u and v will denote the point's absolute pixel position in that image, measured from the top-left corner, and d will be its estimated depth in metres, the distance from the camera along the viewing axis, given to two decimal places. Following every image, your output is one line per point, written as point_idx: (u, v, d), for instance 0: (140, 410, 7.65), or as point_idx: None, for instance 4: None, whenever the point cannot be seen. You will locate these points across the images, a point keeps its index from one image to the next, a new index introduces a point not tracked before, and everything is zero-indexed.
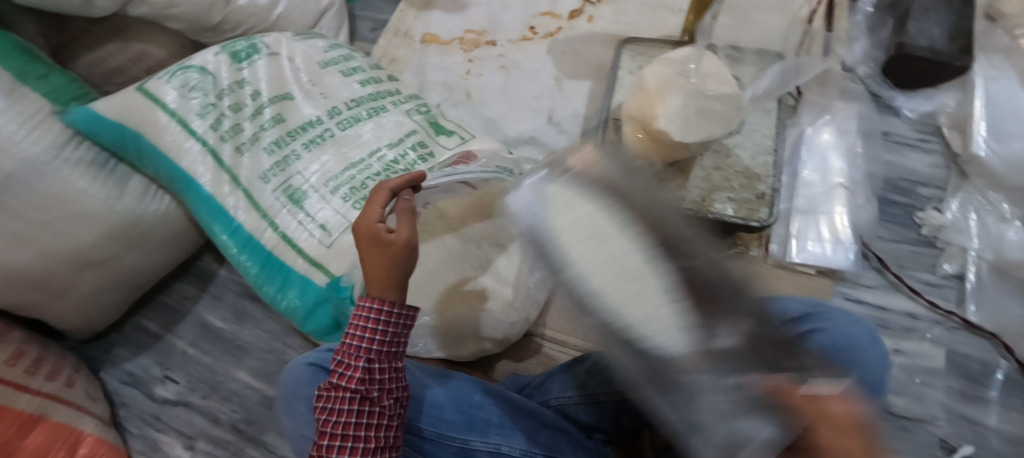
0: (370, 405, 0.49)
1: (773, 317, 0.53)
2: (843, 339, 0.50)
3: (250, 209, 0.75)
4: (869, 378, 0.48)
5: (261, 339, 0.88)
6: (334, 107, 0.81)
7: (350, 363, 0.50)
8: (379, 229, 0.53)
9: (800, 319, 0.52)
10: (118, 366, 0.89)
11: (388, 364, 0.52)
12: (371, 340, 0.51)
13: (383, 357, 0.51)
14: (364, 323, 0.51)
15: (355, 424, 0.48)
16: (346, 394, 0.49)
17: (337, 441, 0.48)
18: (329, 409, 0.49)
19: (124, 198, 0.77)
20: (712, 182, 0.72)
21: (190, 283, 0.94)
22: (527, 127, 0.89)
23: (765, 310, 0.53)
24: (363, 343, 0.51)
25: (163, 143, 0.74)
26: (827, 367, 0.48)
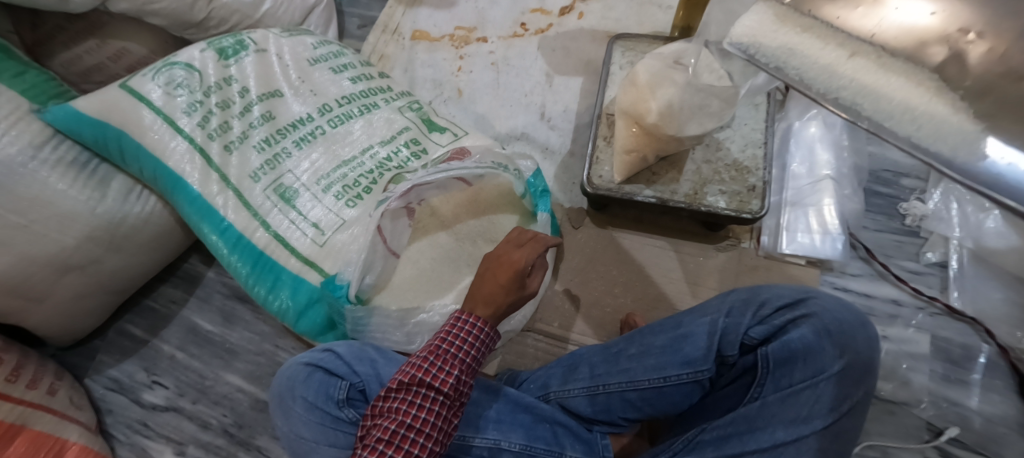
0: (446, 410, 0.52)
1: (766, 304, 0.53)
2: (834, 324, 0.51)
3: (240, 209, 0.73)
4: (857, 362, 0.49)
5: (251, 342, 0.86)
6: (324, 104, 0.81)
7: (442, 366, 0.52)
8: (523, 267, 0.58)
9: (792, 305, 0.53)
10: (102, 373, 0.86)
11: (469, 378, 0.55)
12: (465, 351, 0.54)
13: (469, 371, 0.54)
14: (466, 334, 0.55)
15: (431, 422, 0.50)
16: (427, 391, 0.51)
17: (410, 432, 0.49)
18: (410, 401, 0.51)
19: (106, 200, 0.75)
20: (702, 175, 0.72)
21: (176, 286, 0.91)
22: (518, 124, 0.89)
23: (757, 298, 0.54)
24: (458, 352, 0.54)
25: (147, 142, 0.72)
26: (818, 351, 0.50)
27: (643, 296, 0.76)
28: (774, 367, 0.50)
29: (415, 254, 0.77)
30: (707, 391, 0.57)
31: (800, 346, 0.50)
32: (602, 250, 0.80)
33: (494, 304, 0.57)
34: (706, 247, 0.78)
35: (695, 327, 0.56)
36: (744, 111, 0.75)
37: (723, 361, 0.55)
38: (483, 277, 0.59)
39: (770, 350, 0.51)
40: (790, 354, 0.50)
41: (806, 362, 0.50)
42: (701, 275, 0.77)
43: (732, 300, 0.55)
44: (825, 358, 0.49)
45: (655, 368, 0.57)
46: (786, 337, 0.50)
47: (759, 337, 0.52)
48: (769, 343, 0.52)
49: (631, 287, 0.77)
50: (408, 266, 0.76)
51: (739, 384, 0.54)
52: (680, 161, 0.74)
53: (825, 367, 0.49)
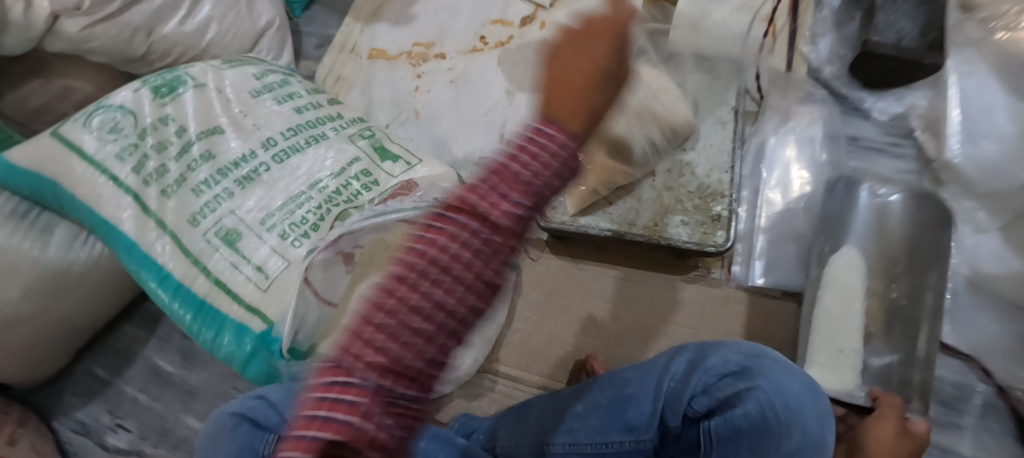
0: (464, 259, 0.28)
1: (710, 370, 0.49)
2: (780, 398, 0.46)
3: (179, 255, 0.71)
4: (806, 442, 0.44)
5: (212, 382, 0.85)
6: (268, 138, 0.77)
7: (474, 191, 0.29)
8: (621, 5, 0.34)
9: (737, 375, 0.48)
10: (69, 415, 0.86)
11: (494, 257, 0.29)
12: (529, 179, 0.29)
13: (529, 208, 0.29)
14: (547, 157, 0.29)
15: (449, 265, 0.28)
16: (480, 225, 0.28)
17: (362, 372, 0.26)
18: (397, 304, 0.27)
19: (49, 248, 0.73)
20: (663, 204, 0.67)
21: (139, 325, 0.90)
22: (477, 146, 0.84)
23: (703, 364, 0.50)
24: (521, 185, 0.28)
25: (81, 191, 0.70)
26: (764, 432, 0.45)
27: (606, 331, 0.72)
28: (716, 447, 0.47)
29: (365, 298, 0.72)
30: None
31: (744, 424, 0.46)
32: (561, 283, 0.75)
33: (588, 109, 0.31)
34: (674, 279, 0.72)
35: (641, 389, 0.51)
36: (710, 130, 0.69)
37: (667, 431, 0.52)
38: (550, 75, 0.33)
39: (713, 427, 0.48)
40: (732, 431, 0.46)
41: (751, 444, 0.45)
42: (667, 309, 0.71)
43: (679, 363, 0.51)
44: (772, 441, 0.45)
45: (597, 431, 0.53)
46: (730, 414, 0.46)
47: (702, 409, 0.49)
48: (714, 417, 0.48)
49: (594, 322, 0.72)
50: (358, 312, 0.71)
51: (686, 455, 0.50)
52: (638, 189, 0.68)
53: (770, 448, 0.45)
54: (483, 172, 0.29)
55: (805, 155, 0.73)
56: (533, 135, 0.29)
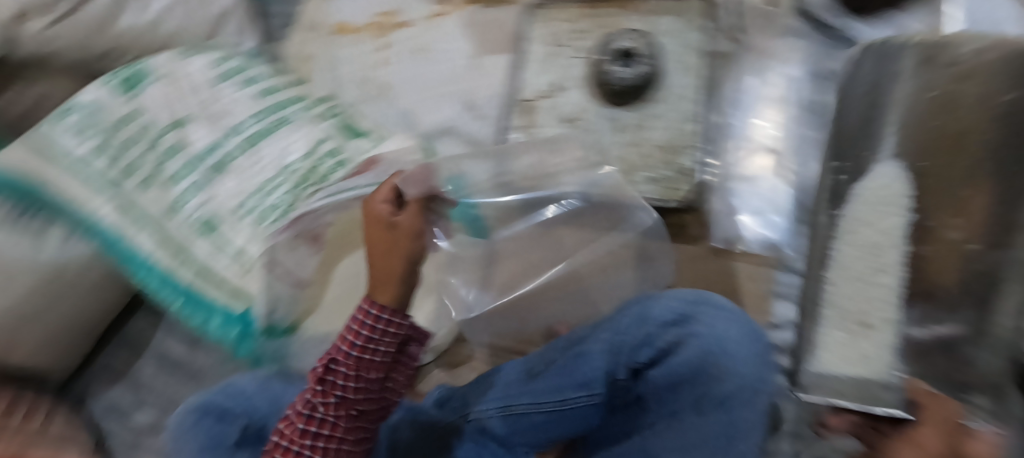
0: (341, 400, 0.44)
1: (654, 320, 0.49)
2: (718, 344, 0.45)
3: (161, 245, 0.75)
4: (743, 382, 0.43)
5: (216, 364, 0.90)
6: (235, 126, 0.79)
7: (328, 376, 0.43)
8: (382, 210, 0.50)
9: (678, 323, 0.48)
10: (98, 398, 0.94)
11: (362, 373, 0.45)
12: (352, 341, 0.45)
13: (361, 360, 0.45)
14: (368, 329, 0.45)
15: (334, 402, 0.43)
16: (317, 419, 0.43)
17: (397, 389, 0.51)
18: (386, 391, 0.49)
19: (44, 247, 0.77)
20: (629, 161, 0.63)
21: (147, 315, 0.97)
22: (444, 117, 0.82)
23: (644, 314, 0.50)
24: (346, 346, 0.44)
25: (68, 191, 0.76)
26: (704, 374, 0.44)
27: (581, 297, 0.71)
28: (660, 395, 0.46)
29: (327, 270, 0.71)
30: (607, 416, 0.51)
31: (686, 369, 0.45)
32: (531, 250, 0.72)
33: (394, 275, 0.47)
34: (648, 237, 0.70)
35: (592, 345, 0.50)
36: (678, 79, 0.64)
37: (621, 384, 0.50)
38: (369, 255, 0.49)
39: (654, 376, 0.46)
40: (675, 378, 0.45)
41: (690, 387, 0.45)
42: (636, 268, 0.70)
43: (619, 320, 0.51)
44: (705, 383, 0.44)
45: (552, 390, 0.51)
46: (673, 361, 0.45)
47: (647, 359, 0.48)
48: (657, 366, 0.47)
49: (568, 288, 0.71)
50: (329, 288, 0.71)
51: (636, 410, 0.49)
52: (601, 147, 0.65)
53: (707, 389, 0.44)
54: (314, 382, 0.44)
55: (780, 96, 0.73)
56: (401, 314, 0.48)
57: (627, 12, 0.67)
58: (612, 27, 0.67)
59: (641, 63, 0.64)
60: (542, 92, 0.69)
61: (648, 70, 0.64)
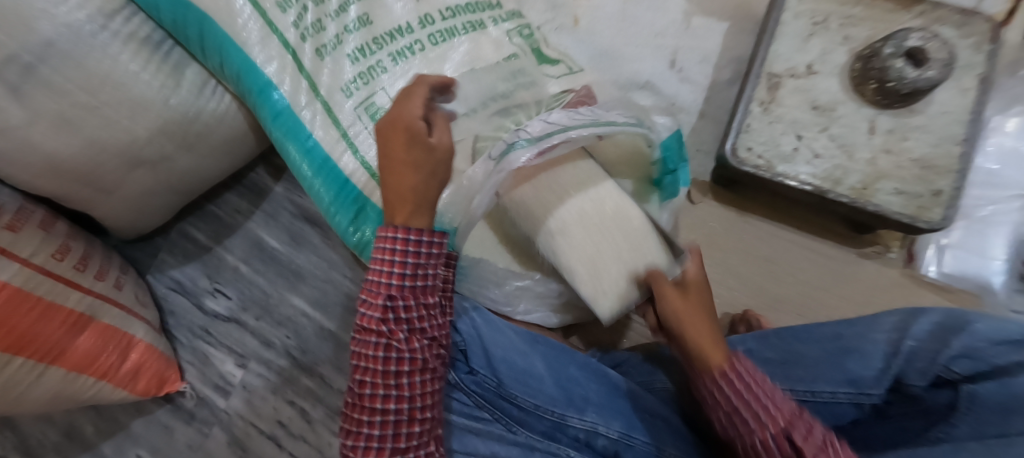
0: (401, 316, 0.48)
1: (978, 335, 0.46)
2: None
3: (328, 125, 0.68)
4: None
5: (318, 266, 0.80)
6: (426, 15, 0.67)
7: (371, 302, 0.48)
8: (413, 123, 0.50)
9: (1017, 345, 0.44)
10: (165, 272, 0.83)
11: (417, 300, 0.50)
12: (391, 276, 0.48)
13: (406, 293, 0.49)
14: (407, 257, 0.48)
15: (393, 320, 0.48)
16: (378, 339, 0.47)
17: (395, 355, 0.47)
18: (374, 345, 0.47)
19: (180, 90, 0.68)
20: (879, 167, 0.60)
21: (241, 196, 0.84)
22: (643, 69, 0.75)
23: (966, 326, 0.47)
24: (384, 280, 0.48)
25: (235, 35, 0.66)
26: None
27: (763, 294, 0.67)
28: (980, 410, 0.43)
29: (575, 200, 0.56)
30: (868, 416, 0.50)
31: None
32: (720, 233, 0.69)
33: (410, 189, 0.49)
34: (847, 251, 0.67)
35: (863, 344, 0.51)
36: (948, 95, 0.60)
37: (902, 390, 0.49)
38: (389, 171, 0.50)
39: (982, 391, 0.43)
40: (1011, 400, 0.41)
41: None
42: (841, 283, 0.66)
43: (923, 324, 0.49)
44: None
45: (803, 380, 0.52)
46: (1010, 379, 0.42)
47: (964, 372, 0.45)
48: (980, 381, 0.44)
49: (753, 283, 0.67)
50: (582, 242, 0.55)
51: (922, 418, 0.46)
52: (852, 146, 0.61)
53: None
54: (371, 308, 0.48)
55: None
56: (388, 245, 0.48)
57: (907, 10, 0.63)
58: (888, 23, 0.63)
59: (940, 64, 0.56)
60: (792, 70, 0.64)
61: (941, 73, 0.56)
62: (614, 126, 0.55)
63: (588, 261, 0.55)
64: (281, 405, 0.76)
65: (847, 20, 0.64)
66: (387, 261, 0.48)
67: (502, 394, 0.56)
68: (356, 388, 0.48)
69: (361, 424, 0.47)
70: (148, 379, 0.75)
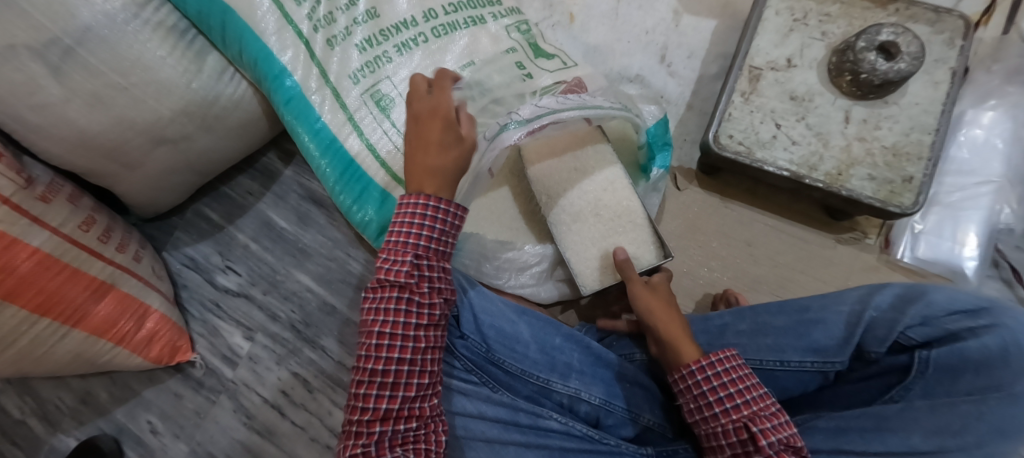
0: (426, 276, 0.51)
1: (935, 305, 0.48)
2: None
3: (335, 110, 0.72)
4: None
5: (324, 246, 0.86)
6: (430, 9, 0.71)
7: (396, 260, 0.51)
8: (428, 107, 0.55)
9: (972, 314, 0.48)
10: (179, 249, 0.88)
11: (439, 262, 0.53)
12: (418, 237, 0.51)
13: (432, 254, 0.52)
14: (435, 220, 0.51)
15: (416, 278, 0.51)
16: (402, 294, 0.50)
17: (414, 310, 0.50)
18: (397, 299, 0.50)
19: (202, 75, 0.73)
20: (851, 154, 0.64)
21: (253, 179, 0.90)
22: (633, 63, 0.80)
23: (923, 297, 0.49)
24: (410, 240, 0.51)
25: (253, 25, 0.70)
26: (996, 367, 0.44)
27: (742, 274, 0.72)
28: (931, 372, 0.46)
29: (580, 189, 0.64)
30: (830, 382, 0.54)
31: (976, 357, 0.45)
32: (703, 217, 0.74)
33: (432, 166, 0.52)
34: (823, 235, 0.72)
35: (828, 315, 0.54)
36: (920, 87, 0.64)
37: (861, 356, 0.52)
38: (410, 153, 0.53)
39: (934, 356, 0.46)
40: (960, 363, 0.45)
41: (976, 374, 0.44)
42: (815, 265, 0.71)
43: (885, 296, 0.51)
44: (1010, 372, 0.43)
45: (772, 349, 0.55)
46: (960, 344, 0.45)
47: (920, 338, 0.48)
48: (933, 347, 0.47)
49: (730, 264, 0.72)
50: (585, 234, 0.64)
51: (879, 381, 0.50)
52: (827, 134, 0.65)
53: (1003, 384, 0.43)
54: (397, 265, 0.51)
55: (1007, 129, 0.67)
56: (421, 209, 0.51)
57: (882, 8, 0.66)
58: (864, 20, 0.66)
59: (910, 57, 0.59)
60: (773, 64, 0.67)
61: (911, 67, 0.59)
62: (600, 110, 0.58)
63: (589, 255, 0.63)
64: (285, 375, 0.82)
65: (825, 17, 0.67)
66: (416, 224, 0.51)
67: (490, 358, 0.59)
68: (372, 339, 0.50)
69: (373, 373, 0.49)
70: (162, 346, 0.79)
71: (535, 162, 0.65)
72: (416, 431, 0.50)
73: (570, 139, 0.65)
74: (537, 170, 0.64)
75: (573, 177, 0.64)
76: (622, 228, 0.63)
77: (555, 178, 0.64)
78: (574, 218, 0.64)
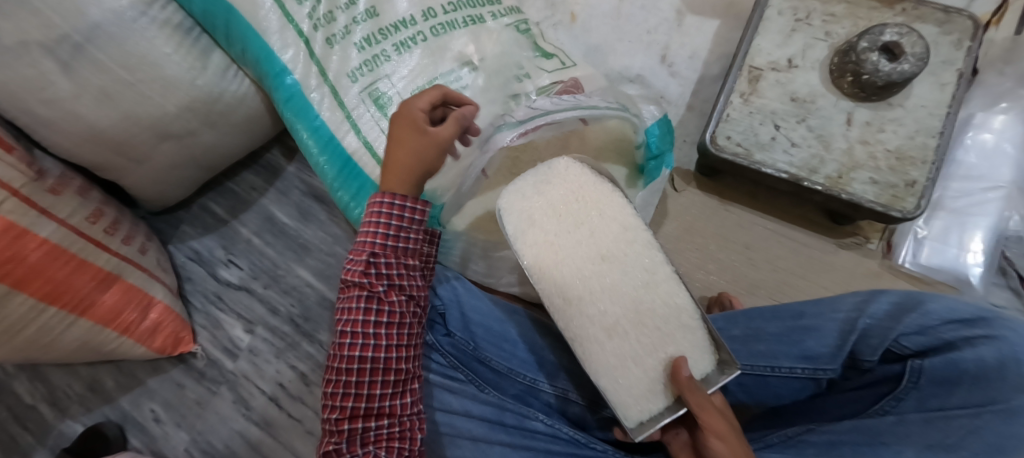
0: (383, 275, 0.52)
1: (931, 314, 0.47)
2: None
3: (335, 108, 0.73)
4: None
5: (325, 241, 0.87)
6: (429, 8, 0.71)
7: (356, 260, 0.52)
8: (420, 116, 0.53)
9: (970, 323, 0.46)
10: (185, 242, 0.90)
11: (399, 260, 0.53)
12: (378, 236, 0.52)
13: (390, 252, 0.52)
14: (396, 217, 0.52)
15: (374, 277, 0.51)
16: (363, 295, 0.51)
17: (375, 306, 0.51)
18: (358, 297, 0.51)
19: (206, 72, 0.74)
20: (853, 158, 0.62)
21: (258, 175, 0.91)
22: (634, 64, 0.79)
23: (920, 306, 0.48)
24: (371, 240, 0.52)
25: (255, 23, 0.71)
26: (992, 380, 0.42)
27: (739, 278, 0.71)
28: (926, 383, 0.45)
29: (614, 291, 0.48)
30: (823, 390, 0.53)
31: (971, 368, 0.43)
32: (701, 220, 0.73)
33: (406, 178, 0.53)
34: (825, 240, 0.70)
35: (821, 321, 0.53)
36: (926, 90, 0.62)
37: (854, 365, 0.51)
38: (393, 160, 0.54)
39: (928, 364, 0.45)
40: (955, 373, 0.44)
41: (973, 386, 0.43)
42: (815, 270, 0.70)
43: (880, 303, 0.50)
44: (1007, 387, 0.42)
45: (764, 355, 0.55)
46: (955, 355, 0.44)
47: (914, 347, 0.47)
48: (929, 356, 0.46)
49: (727, 267, 0.71)
50: (626, 351, 0.47)
51: (870, 391, 0.49)
52: (828, 136, 0.63)
53: (998, 397, 0.42)
54: (354, 268, 0.52)
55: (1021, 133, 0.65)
56: (384, 209, 0.52)
57: (889, 8, 0.64)
58: (869, 20, 0.65)
59: (915, 58, 0.57)
60: (774, 64, 0.66)
61: (916, 68, 0.57)
62: (594, 110, 0.57)
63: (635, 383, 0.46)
64: (284, 369, 0.83)
65: (829, 17, 0.66)
66: (375, 223, 0.52)
67: (476, 356, 0.59)
68: (338, 340, 0.51)
69: (340, 372, 0.50)
70: (165, 337, 0.81)
71: (554, 261, 0.49)
72: (390, 429, 0.50)
73: (594, 216, 0.50)
74: (554, 269, 0.48)
75: (601, 271, 0.48)
76: (667, 335, 0.47)
77: (578, 278, 0.48)
78: (610, 333, 0.47)
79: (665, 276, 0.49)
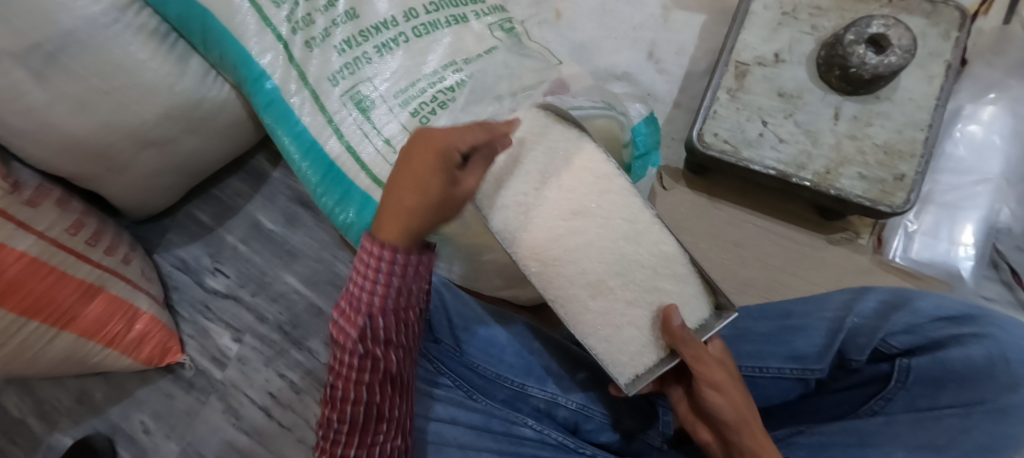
0: (379, 338, 0.45)
1: (920, 312, 0.47)
2: (1016, 349, 0.42)
3: (316, 112, 0.72)
4: None
5: (312, 247, 0.86)
6: (410, 8, 0.70)
7: (350, 318, 0.44)
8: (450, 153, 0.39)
9: (958, 320, 0.46)
10: (170, 251, 0.88)
11: (396, 317, 0.46)
12: (376, 295, 0.43)
13: (389, 313, 0.45)
14: (394, 274, 0.43)
15: (369, 343, 0.45)
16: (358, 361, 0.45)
17: (370, 368, 0.46)
18: (351, 361, 0.45)
19: (185, 78, 0.73)
20: (842, 153, 0.62)
21: (243, 181, 0.90)
22: (621, 61, 0.78)
23: (908, 304, 0.47)
24: (366, 298, 0.43)
25: (232, 28, 0.70)
26: (980, 378, 0.42)
27: (730, 277, 0.70)
28: (913, 383, 0.44)
29: (595, 245, 0.44)
30: (813, 390, 0.53)
31: (960, 368, 0.43)
32: (691, 219, 0.72)
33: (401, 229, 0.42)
34: (815, 236, 0.70)
35: (811, 321, 0.52)
36: (915, 82, 0.61)
37: (842, 365, 0.51)
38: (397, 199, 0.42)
39: (917, 364, 0.45)
40: (942, 374, 0.43)
41: (961, 386, 0.42)
42: (805, 267, 0.69)
43: (868, 302, 0.50)
44: (995, 386, 0.41)
45: (753, 355, 0.54)
46: (943, 354, 0.44)
47: (901, 347, 0.47)
48: (916, 355, 0.46)
49: (717, 266, 0.70)
50: (612, 308, 0.44)
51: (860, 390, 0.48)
52: (816, 132, 0.62)
53: (987, 396, 0.41)
54: (348, 329, 0.44)
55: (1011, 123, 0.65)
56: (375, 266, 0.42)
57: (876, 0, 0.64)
58: (856, 13, 0.64)
59: (901, 50, 0.56)
60: (761, 59, 0.65)
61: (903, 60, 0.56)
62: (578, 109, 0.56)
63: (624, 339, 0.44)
64: (273, 377, 0.82)
65: (815, 11, 0.65)
66: (369, 280, 0.43)
67: (465, 363, 0.59)
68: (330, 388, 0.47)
69: (331, 419, 0.48)
70: (152, 347, 0.80)
71: (527, 221, 0.45)
72: None
73: (563, 164, 0.46)
74: (527, 229, 0.44)
75: (579, 227, 0.44)
76: (656, 286, 0.45)
77: (553, 237, 0.44)
78: (594, 291, 0.44)
79: (644, 223, 0.45)
